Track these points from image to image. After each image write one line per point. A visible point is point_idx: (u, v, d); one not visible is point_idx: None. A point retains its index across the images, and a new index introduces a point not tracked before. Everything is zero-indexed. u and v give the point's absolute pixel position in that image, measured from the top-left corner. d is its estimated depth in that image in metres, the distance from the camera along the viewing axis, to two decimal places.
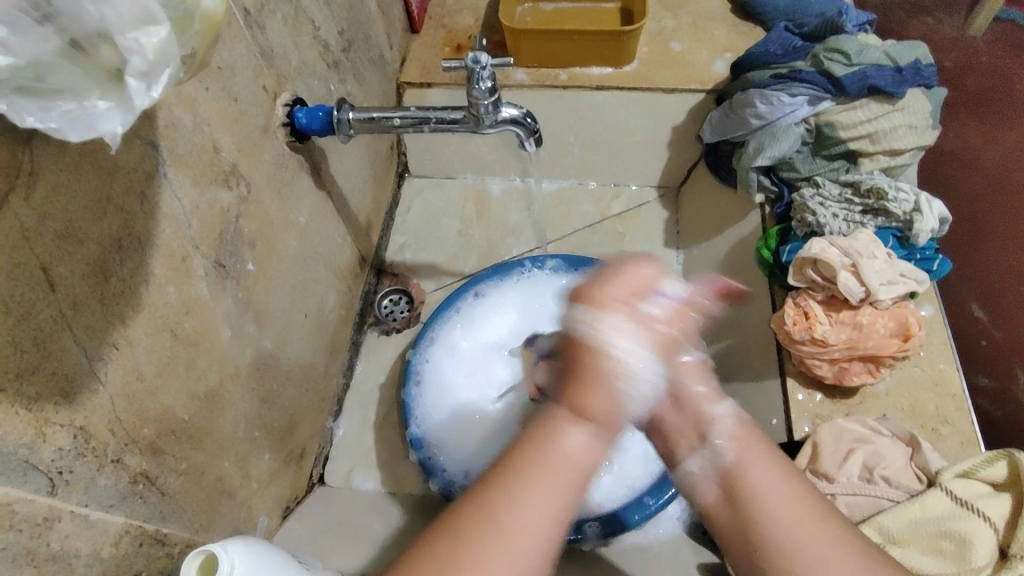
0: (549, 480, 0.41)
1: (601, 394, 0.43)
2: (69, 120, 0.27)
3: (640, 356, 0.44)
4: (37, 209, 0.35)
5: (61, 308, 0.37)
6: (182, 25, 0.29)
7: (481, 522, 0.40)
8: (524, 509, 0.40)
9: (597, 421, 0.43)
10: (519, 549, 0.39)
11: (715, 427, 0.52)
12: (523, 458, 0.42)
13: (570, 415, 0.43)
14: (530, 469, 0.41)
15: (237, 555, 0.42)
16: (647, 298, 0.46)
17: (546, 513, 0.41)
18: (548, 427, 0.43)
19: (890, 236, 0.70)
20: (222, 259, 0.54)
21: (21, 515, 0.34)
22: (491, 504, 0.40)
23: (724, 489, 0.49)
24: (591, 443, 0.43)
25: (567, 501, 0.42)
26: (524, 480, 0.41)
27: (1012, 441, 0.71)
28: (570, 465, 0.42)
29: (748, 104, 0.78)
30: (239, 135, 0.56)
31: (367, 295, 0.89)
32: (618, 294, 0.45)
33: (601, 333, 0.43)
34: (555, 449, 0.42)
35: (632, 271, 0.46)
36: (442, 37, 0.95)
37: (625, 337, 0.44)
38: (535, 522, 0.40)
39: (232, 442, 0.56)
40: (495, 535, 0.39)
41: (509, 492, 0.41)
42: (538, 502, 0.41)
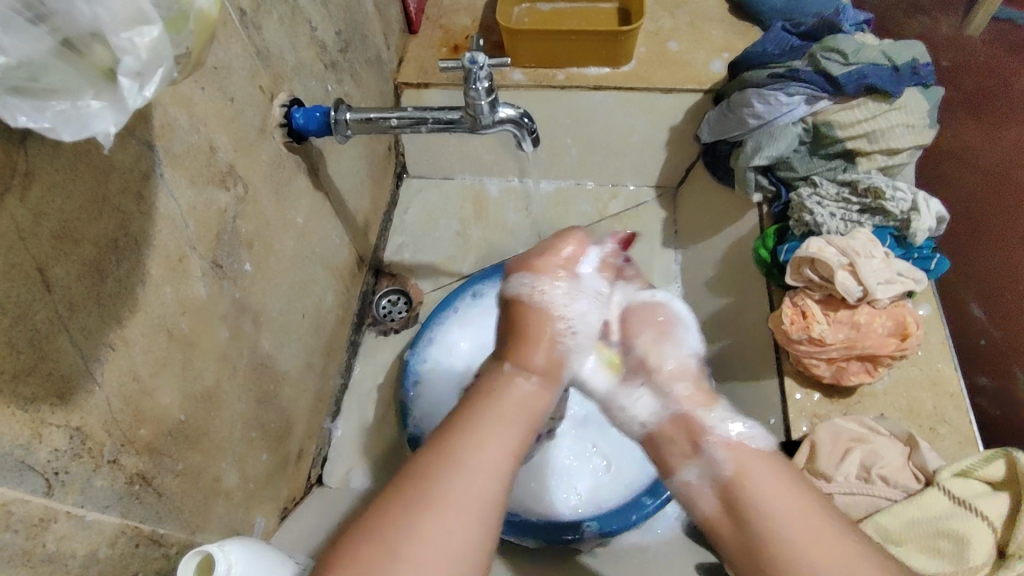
0: (500, 421, 0.45)
1: (542, 347, 0.50)
2: (62, 120, 0.26)
3: (583, 309, 0.54)
4: (32, 209, 0.35)
5: (57, 310, 0.37)
6: (177, 24, 0.29)
7: (442, 454, 0.43)
8: (484, 441, 0.44)
9: (541, 366, 0.50)
10: (477, 483, 0.42)
11: (711, 438, 0.51)
12: (475, 405, 0.46)
13: (515, 367, 0.49)
14: (482, 414, 0.45)
15: (234, 556, 0.42)
16: (579, 264, 0.56)
17: (499, 451, 0.44)
18: (494, 380, 0.49)
19: (887, 235, 0.70)
20: (219, 259, 0.54)
21: (16, 516, 0.34)
22: (449, 443, 0.43)
23: (723, 498, 0.48)
24: (536, 388, 0.49)
25: (520, 442, 0.45)
26: (481, 416, 0.45)
27: (1010, 440, 0.71)
28: (519, 409, 0.47)
29: (746, 104, 0.78)
30: (236, 135, 0.56)
31: (365, 295, 0.89)
32: (554, 261, 0.54)
33: (540, 289, 0.53)
34: (503, 395, 0.47)
35: (567, 245, 0.56)
36: (440, 37, 0.95)
37: (562, 296, 0.53)
38: (493, 459, 0.43)
39: (229, 443, 0.56)
40: (457, 464, 0.42)
41: (464, 433, 0.44)
42: (492, 441, 0.44)
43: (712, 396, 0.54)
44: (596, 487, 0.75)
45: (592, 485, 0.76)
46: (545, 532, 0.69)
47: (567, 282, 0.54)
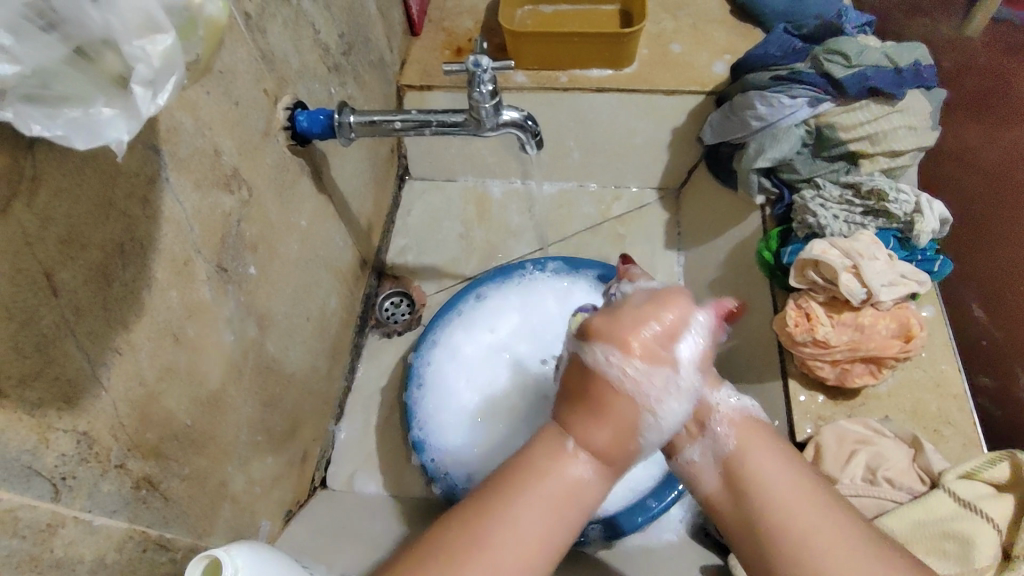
0: (539, 506, 0.44)
1: (606, 428, 0.45)
2: (74, 127, 0.27)
3: (669, 384, 0.47)
4: (40, 214, 0.35)
5: (64, 314, 0.37)
6: (186, 31, 0.29)
7: (481, 538, 0.43)
8: (523, 528, 0.43)
9: (602, 450, 0.45)
10: (504, 574, 0.42)
11: (714, 413, 0.52)
12: (519, 484, 0.45)
13: (572, 445, 0.45)
14: (523, 499, 0.44)
15: (241, 560, 0.42)
16: (678, 337, 0.47)
17: (533, 541, 0.43)
18: (547, 455, 0.46)
19: (890, 237, 0.70)
20: (224, 263, 0.54)
21: (25, 522, 0.34)
22: (482, 528, 0.43)
23: (726, 473, 0.50)
24: (591, 476, 0.46)
25: (558, 531, 0.44)
26: (526, 498, 0.44)
27: (1013, 441, 0.72)
28: (565, 496, 0.45)
29: (749, 106, 0.79)
30: (241, 138, 0.56)
31: (368, 298, 0.89)
32: (648, 335, 0.46)
33: (625, 369, 0.45)
34: (551, 478, 0.45)
35: (667, 312, 0.47)
36: (442, 40, 0.95)
37: (645, 376, 0.45)
38: (524, 549, 0.43)
39: (235, 446, 0.56)
40: (493, 550, 0.42)
41: (500, 521, 0.43)
42: (525, 533, 0.43)
43: (718, 380, 0.53)
44: None
45: None
46: None
47: (660, 359, 0.46)
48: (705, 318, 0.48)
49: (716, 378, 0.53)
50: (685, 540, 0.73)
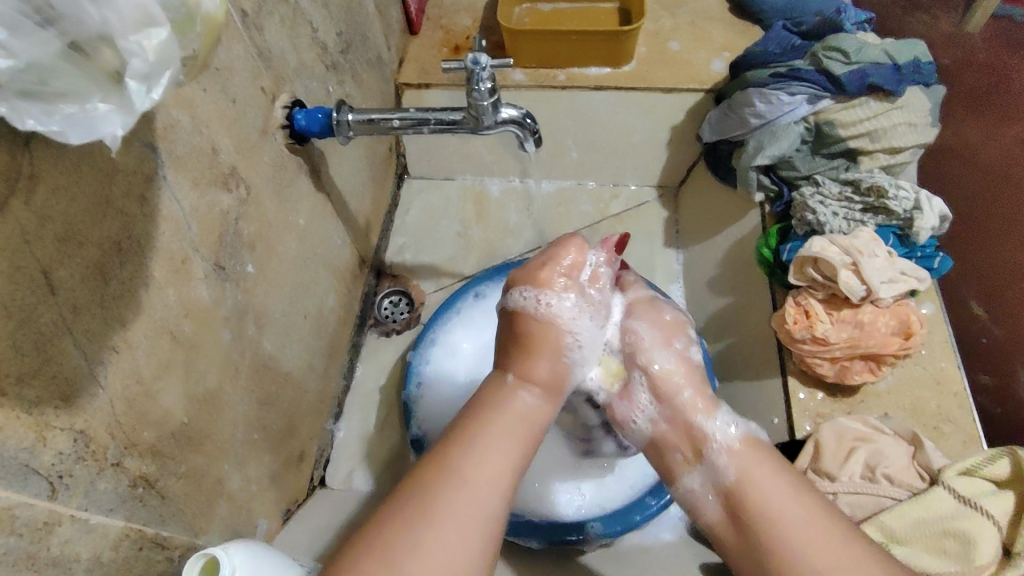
0: (501, 434, 0.49)
1: (541, 360, 0.54)
2: (71, 122, 0.26)
3: (580, 317, 0.56)
4: (37, 212, 0.35)
5: (61, 312, 0.37)
6: (183, 27, 0.29)
7: (449, 463, 0.46)
8: (486, 450, 0.47)
9: (541, 380, 0.53)
10: (475, 495, 0.45)
11: (712, 444, 0.52)
12: (479, 418, 0.50)
13: (516, 380, 0.53)
14: (484, 429, 0.49)
15: (238, 558, 0.42)
16: (580, 272, 0.57)
17: (499, 462, 0.47)
18: (498, 394, 0.52)
19: (891, 234, 0.70)
20: (221, 261, 0.54)
21: (21, 520, 0.34)
22: (451, 456, 0.47)
23: (728, 503, 0.50)
24: (539, 403, 0.52)
25: (519, 455, 0.49)
26: (487, 429, 0.49)
27: (1014, 438, 0.71)
28: (520, 421, 0.50)
29: (748, 104, 0.78)
30: (238, 136, 0.56)
31: (367, 296, 0.89)
32: (556, 273, 0.56)
33: (540, 301, 0.55)
34: (504, 409, 0.51)
35: (567, 256, 0.57)
36: (440, 38, 0.95)
37: (562, 309, 0.55)
38: (490, 470, 0.47)
39: (232, 445, 0.56)
40: (461, 473, 0.46)
41: (467, 449, 0.47)
42: (490, 455, 0.47)
43: (715, 403, 0.55)
44: (600, 489, 0.75)
45: (597, 487, 0.75)
46: (551, 531, 0.69)
47: (570, 291, 0.56)
48: (602, 258, 0.59)
49: (711, 400, 0.55)
50: (684, 538, 0.73)
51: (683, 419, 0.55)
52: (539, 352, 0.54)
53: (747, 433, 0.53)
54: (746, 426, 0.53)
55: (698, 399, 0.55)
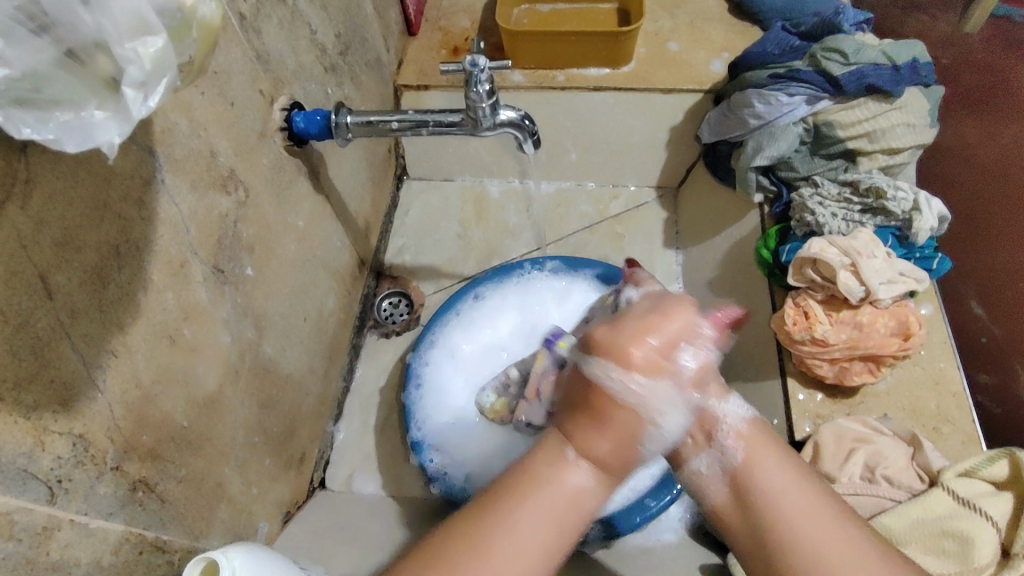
0: (540, 519, 0.43)
1: (607, 440, 0.44)
2: (66, 130, 0.26)
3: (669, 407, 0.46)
4: (34, 217, 0.35)
5: (59, 317, 0.37)
6: (179, 33, 0.29)
7: (476, 549, 0.41)
8: (519, 539, 0.42)
9: (605, 467, 0.44)
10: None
11: (722, 426, 0.49)
12: (520, 496, 0.43)
13: (574, 455, 0.44)
14: (527, 509, 0.43)
15: (238, 561, 0.42)
16: (681, 345, 0.46)
17: (536, 555, 0.42)
18: (549, 466, 0.44)
19: (889, 235, 0.70)
20: (220, 264, 0.54)
21: (21, 525, 0.34)
22: (485, 539, 0.42)
23: (734, 487, 0.47)
24: (595, 489, 0.44)
25: (559, 538, 0.43)
26: (525, 512, 0.43)
27: (1014, 439, 0.71)
28: (568, 504, 0.43)
29: (746, 104, 0.78)
30: (236, 139, 0.56)
31: (367, 298, 0.89)
32: (652, 346, 0.45)
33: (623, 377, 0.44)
34: (553, 488, 0.43)
35: (670, 321, 0.46)
36: (438, 39, 0.95)
37: (650, 388, 0.44)
38: (524, 561, 0.42)
39: (232, 448, 0.56)
40: (487, 564, 0.41)
41: (506, 535, 0.42)
42: (530, 542, 0.42)
43: (725, 390, 0.50)
44: None
45: None
46: None
47: (659, 367, 0.45)
48: (708, 330, 0.47)
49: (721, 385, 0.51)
50: (684, 539, 0.73)
51: (693, 411, 0.50)
52: (604, 431, 0.44)
53: (753, 418, 0.50)
54: (752, 414, 0.50)
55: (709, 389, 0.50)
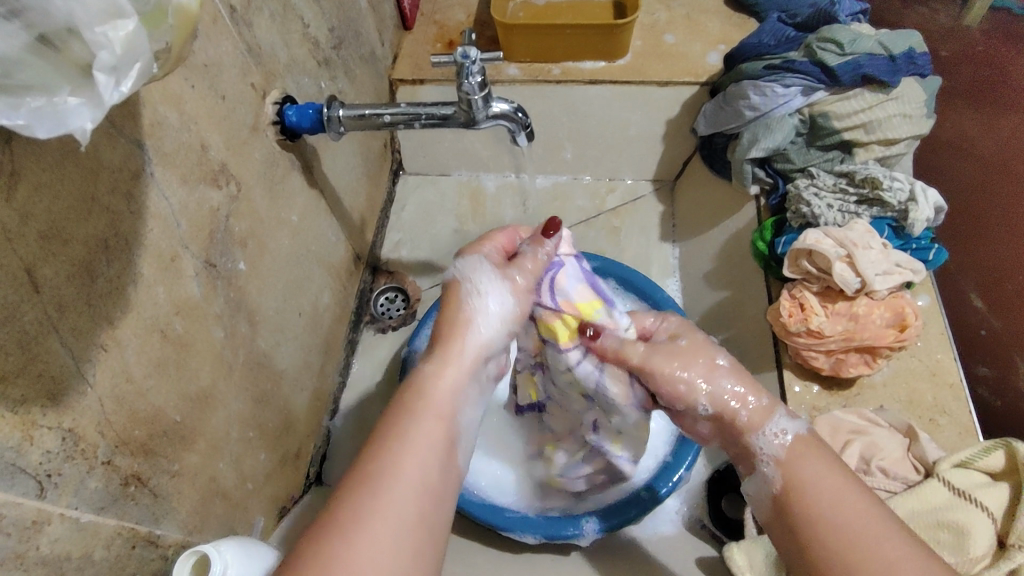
0: (416, 423, 0.45)
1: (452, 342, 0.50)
2: (38, 116, 0.26)
3: (499, 297, 0.52)
4: (19, 210, 0.35)
5: (46, 311, 0.37)
6: (154, 19, 0.28)
7: (366, 468, 0.42)
8: (402, 446, 0.43)
9: (451, 358, 0.49)
10: (403, 485, 0.41)
11: (763, 455, 0.50)
12: (389, 411, 0.46)
13: (426, 366, 0.49)
14: (399, 420, 0.45)
15: (230, 557, 0.42)
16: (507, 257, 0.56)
17: (425, 454, 0.43)
18: (408, 383, 0.48)
19: (885, 226, 0.69)
20: (212, 258, 0.54)
21: (10, 519, 0.34)
22: (372, 461, 0.42)
23: (777, 505, 0.48)
24: (449, 380, 0.48)
25: (433, 434, 0.45)
26: (398, 423, 0.45)
27: (1012, 431, 0.71)
28: (431, 401, 0.46)
29: (742, 96, 0.77)
30: (228, 133, 0.55)
31: (363, 293, 0.88)
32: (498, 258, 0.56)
33: (467, 276, 0.53)
34: (417, 392, 0.47)
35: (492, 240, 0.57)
36: (434, 33, 0.95)
37: (480, 281, 0.53)
38: (419, 460, 0.43)
39: (226, 442, 0.56)
40: (382, 471, 0.41)
41: (392, 448, 0.43)
42: (416, 441, 0.44)
43: (769, 409, 0.51)
44: (596, 483, 0.75)
45: (594, 482, 0.75)
46: (547, 527, 0.69)
47: (491, 271, 0.54)
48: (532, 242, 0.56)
49: (766, 400, 0.51)
50: (681, 532, 0.73)
51: (734, 432, 0.52)
52: (447, 337, 0.50)
53: (800, 434, 0.49)
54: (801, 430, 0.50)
55: (745, 394, 0.51)
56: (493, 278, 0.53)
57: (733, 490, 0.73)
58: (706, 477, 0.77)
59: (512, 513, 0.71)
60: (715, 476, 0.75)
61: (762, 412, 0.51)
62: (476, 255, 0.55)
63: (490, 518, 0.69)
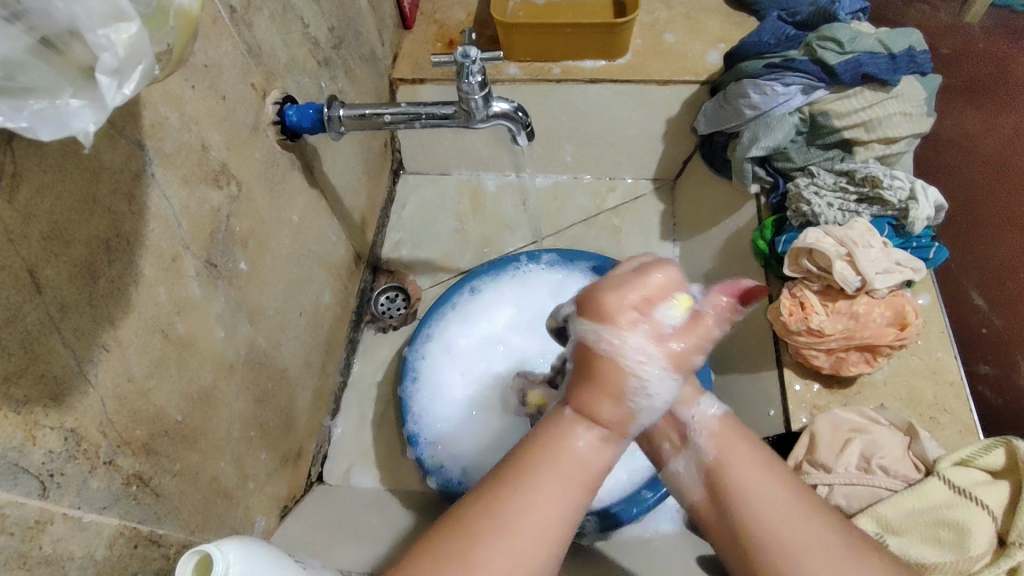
0: (550, 482, 0.42)
1: (606, 402, 0.43)
2: (40, 119, 0.26)
3: (662, 377, 0.43)
4: (21, 210, 0.35)
5: (48, 311, 0.37)
6: (156, 21, 0.29)
7: (489, 516, 0.41)
8: (528, 506, 0.41)
9: (608, 435, 0.43)
10: (520, 547, 0.40)
11: (693, 427, 0.52)
12: (525, 459, 0.43)
13: (572, 415, 0.44)
14: (536, 470, 0.42)
15: (232, 555, 0.42)
16: (659, 305, 0.43)
17: (547, 518, 0.41)
18: (552, 428, 0.44)
19: (885, 224, 0.70)
20: (213, 259, 0.54)
21: (13, 518, 0.34)
22: (496, 506, 0.41)
23: (710, 488, 0.49)
24: (597, 446, 0.43)
25: (569, 500, 0.42)
26: (535, 470, 0.42)
27: (1012, 428, 0.71)
28: (572, 468, 0.42)
29: (742, 95, 0.77)
30: (228, 133, 0.56)
31: (364, 292, 0.89)
32: (627, 301, 0.42)
33: (632, 360, 0.42)
34: (559, 451, 0.43)
35: (657, 274, 0.43)
36: (434, 33, 0.95)
37: (642, 355, 0.42)
38: (539, 521, 0.41)
39: (228, 442, 0.56)
40: (502, 530, 0.40)
41: (513, 498, 0.41)
42: (542, 503, 0.41)
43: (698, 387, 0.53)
44: (598, 483, 0.75)
45: (595, 481, 0.75)
46: None
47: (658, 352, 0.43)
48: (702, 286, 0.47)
49: (694, 385, 0.54)
50: (682, 530, 0.73)
51: (663, 406, 0.54)
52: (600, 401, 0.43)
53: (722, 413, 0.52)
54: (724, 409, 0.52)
55: (675, 381, 0.54)
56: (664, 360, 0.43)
57: None
58: None
59: None
60: None
61: (692, 395, 0.53)
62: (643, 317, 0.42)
63: None
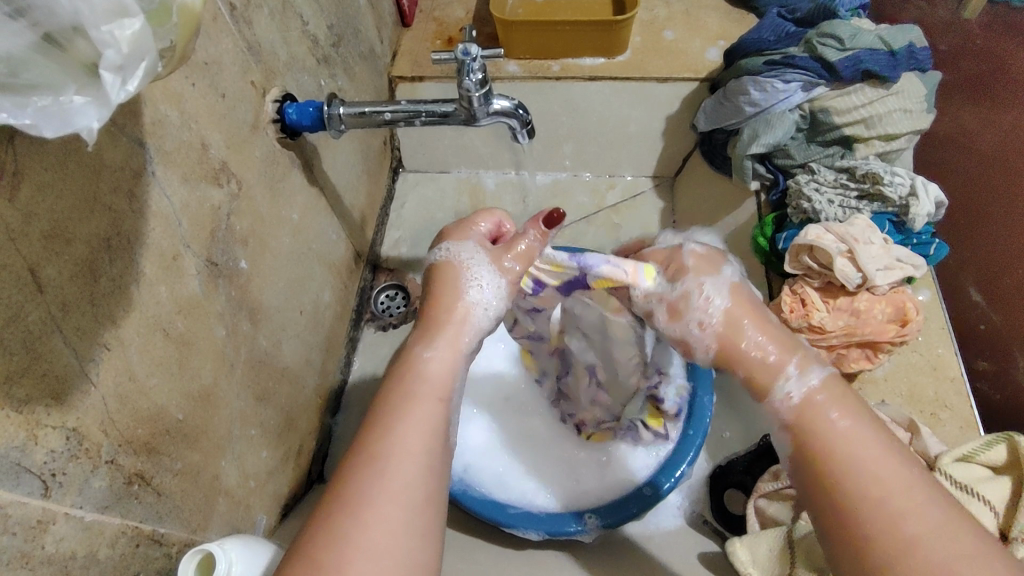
0: (414, 403, 0.43)
1: (446, 306, 0.49)
2: (44, 116, 0.26)
3: (494, 279, 0.51)
4: (22, 209, 0.35)
5: (49, 310, 0.37)
6: (160, 17, 0.28)
7: (366, 447, 0.40)
8: (403, 432, 0.41)
9: (450, 341, 0.47)
10: (401, 467, 0.39)
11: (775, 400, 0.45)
12: (388, 389, 0.44)
13: (422, 344, 0.47)
14: (394, 403, 0.43)
15: (234, 554, 0.42)
16: (470, 242, 0.54)
17: (426, 433, 0.42)
18: (402, 360, 0.46)
19: (885, 221, 0.70)
20: (214, 257, 0.54)
21: (15, 518, 0.34)
22: (369, 439, 0.41)
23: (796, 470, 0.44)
24: (444, 356, 0.46)
25: (437, 419, 0.43)
26: (395, 403, 0.43)
27: (1013, 426, 0.72)
28: (422, 377, 0.45)
29: (742, 92, 0.76)
30: (229, 132, 0.55)
31: (363, 291, 0.89)
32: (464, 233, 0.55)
33: (459, 257, 0.52)
34: (412, 370, 0.45)
35: (481, 220, 0.57)
36: (433, 30, 0.95)
37: (469, 259, 0.52)
38: (417, 441, 0.41)
39: (229, 441, 0.56)
40: (384, 456, 0.40)
41: (385, 422, 0.42)
42: (416, 421, 0.42)
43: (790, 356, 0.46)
44: (601, 482, 0.75)
45: (597, 479, 0.75)
46: (549, 524, 0.69)
47: (480, 257, 0.52)
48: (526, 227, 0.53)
49: (787, 350, 0.46)
50: (683, 527, 0.73)
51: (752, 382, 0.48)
52: (441, 324, 0.48)
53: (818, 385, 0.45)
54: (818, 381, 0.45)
55: (770, 344, 0.47)
56: (487, 262, 0.52)
57: (736, 485, 0.73)
58: (707, 473, 0.77)
59: (514, 510, 0.70)
60: (716, 472, 0.75)
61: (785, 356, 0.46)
62: (464, 237, 0.54)
63: (493, 514, 0.69)
